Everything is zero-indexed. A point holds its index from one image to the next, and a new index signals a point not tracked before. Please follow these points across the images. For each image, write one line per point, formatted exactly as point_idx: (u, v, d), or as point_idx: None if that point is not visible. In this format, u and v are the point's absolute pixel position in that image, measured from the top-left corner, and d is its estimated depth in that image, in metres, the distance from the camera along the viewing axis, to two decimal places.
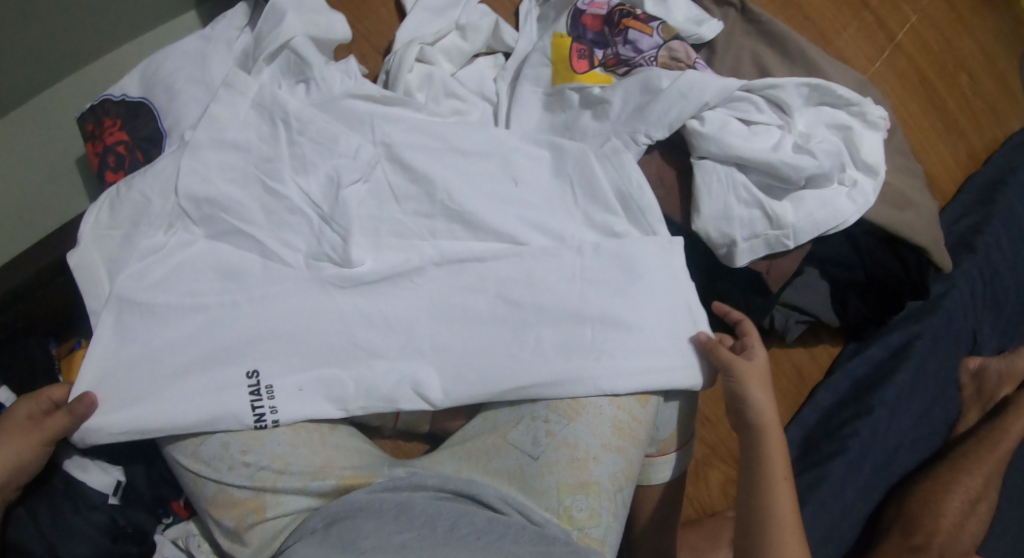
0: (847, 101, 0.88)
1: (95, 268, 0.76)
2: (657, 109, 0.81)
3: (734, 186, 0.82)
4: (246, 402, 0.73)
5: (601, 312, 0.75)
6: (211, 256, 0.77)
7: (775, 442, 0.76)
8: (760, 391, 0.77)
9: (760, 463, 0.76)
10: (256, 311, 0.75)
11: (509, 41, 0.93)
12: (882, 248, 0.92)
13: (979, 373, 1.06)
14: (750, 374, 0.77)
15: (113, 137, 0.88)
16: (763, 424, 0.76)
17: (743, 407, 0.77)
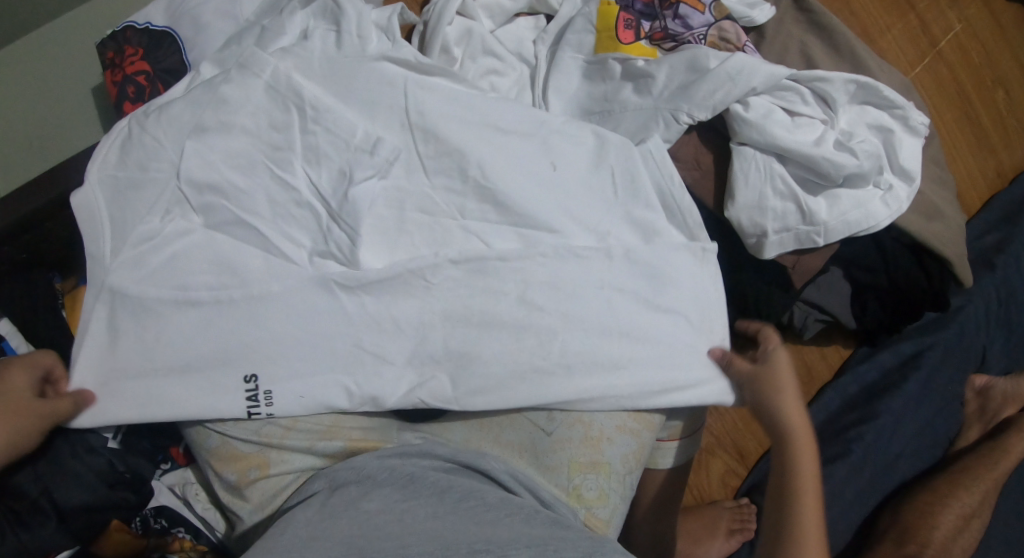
0: (892, 103, 0.86)
1: (100, 217, 0.72)
2: (702, 89, 0.78)
3: (771, 177, 0.80)
4: (241, 406, 0.69)
5: (627, 322, 0.71)
6: (209, 248, 0.72)
7: (802, 426, 0.72)
8: (793, 393, 0.73)
9: (790, 466, 0.71)
10: (253, 311, 0.70)
11: (554, 4, 0.88)
12: (907, 257, 0.91)
13: (985, 391, 1.06)
14: (769, 368, 0.74)
15: (134, 66, 0.83)
16: (795, 433, 0.72)
17: (774, 419, 0.72)
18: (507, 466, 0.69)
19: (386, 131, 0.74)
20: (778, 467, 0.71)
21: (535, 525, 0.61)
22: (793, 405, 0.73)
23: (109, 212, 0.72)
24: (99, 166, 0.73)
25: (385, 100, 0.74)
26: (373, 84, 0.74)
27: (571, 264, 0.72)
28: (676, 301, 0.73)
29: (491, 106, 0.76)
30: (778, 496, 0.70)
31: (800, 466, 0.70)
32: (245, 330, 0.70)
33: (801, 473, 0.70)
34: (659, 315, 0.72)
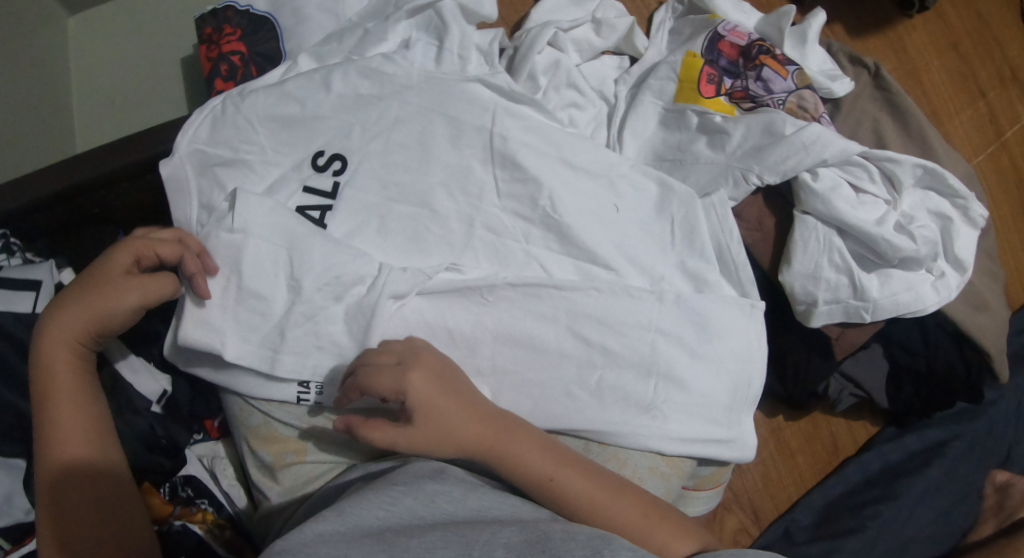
0: (955, 192, 0.88)
1: (187, 182, 0.76)
2: (775, 154, 0.80)
3: (829, 249, 0.81)
4: (292, 392, 0.71)
5: (667, 367, 0.72)
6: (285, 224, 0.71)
7: (526, 447, 0.66)
8: (444, 402, 0.64)
9: (549, 484, 0.65)
10: (317, 297, 0.71)
11: (639, 47, 0.91)
12: (949, 344, 0.92)
13: (1004, 488, 1.06)
14: (440, 408, 0.64)
15: (229, 46, 0.88)
16: (513, 451, 0.65)
17: (513, 476, 0.66)
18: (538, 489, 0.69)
19: (468, 149, 0.76)
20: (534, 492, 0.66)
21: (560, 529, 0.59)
22: (500, 441, 0.65)
23: (198, 177, 0.76)
24: (190, 140, 0.76)
25: (470, 121, 0.76)
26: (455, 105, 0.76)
27: (624, 308, 0.72)
28: (719, 354, 0.73)
29: (567, 139, 0.77)
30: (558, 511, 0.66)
31: (559, 483, 0.65)
32: (310, 310, 0.71)
33: (580, 493, 0.65)
34: (702, 366, 0.72)
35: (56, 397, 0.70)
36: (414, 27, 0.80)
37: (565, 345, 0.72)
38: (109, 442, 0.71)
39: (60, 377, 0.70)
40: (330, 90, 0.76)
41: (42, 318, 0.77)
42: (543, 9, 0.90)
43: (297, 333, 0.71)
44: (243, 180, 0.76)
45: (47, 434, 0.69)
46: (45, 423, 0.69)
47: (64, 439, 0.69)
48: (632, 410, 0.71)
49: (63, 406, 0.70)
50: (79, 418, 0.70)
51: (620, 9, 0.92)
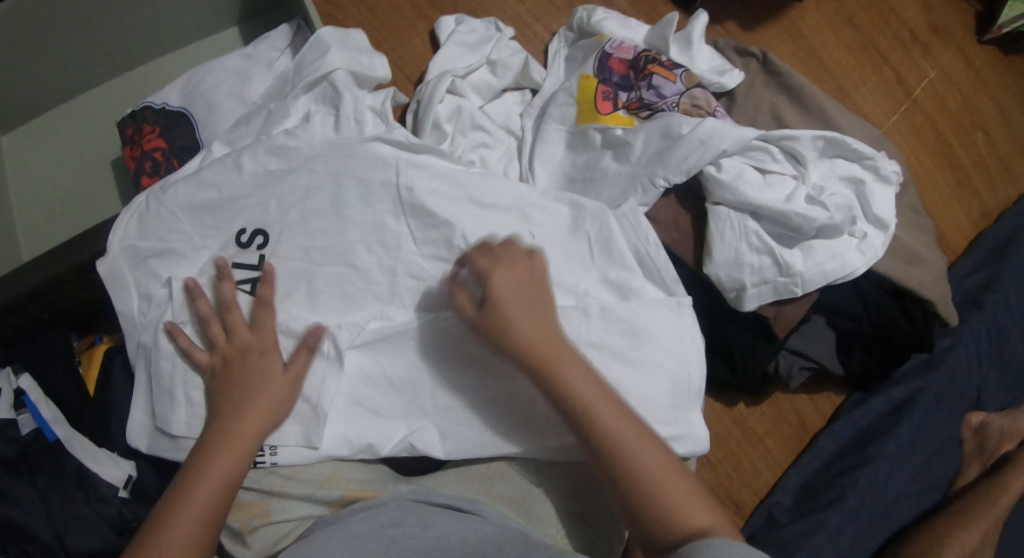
0: (862, 155, 0.90)
1: (124, 277, 0.78)
2: (677, 154, 0.83)
3: (745, 234, 0.84)
4: None
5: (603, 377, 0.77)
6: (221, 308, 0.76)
7: (587, 376, 0.69)
8: (539, 320, 0.71)
9: (592, 416, 0.68)
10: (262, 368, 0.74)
11: (537, 78, 0.95)
12: (888, 301, 0.94)
13: (981, 430, 1.07)
14: (519, 323, 0.70)
15: (151, 143, 0.91)
16: (566, 375, 0.69)
17: (546, 373, 0.69)
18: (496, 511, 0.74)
19: (380, 204, 0.80)
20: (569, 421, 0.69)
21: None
22: (562, 365, 0.69)
23: (134, 274, 0.79)
24: (121, 237, 0.78)
25: (377, 178, 0.80)
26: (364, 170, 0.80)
27: (553, 330, 0.77)
28: (654, 355, 0.77)
29: (476, 179, 0.82)
30: (591, 442, 0.68)
31: (598, 418, 0.68)
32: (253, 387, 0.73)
33: (617, 441, 0.67)
34: (639, 369, 0.77)
35: (238, 417, 0.71)
36: (312, 101, 0.84)
37: (503, 375, 0.77)
38: (212, 537, 0.67)
39: (240, 428, 0.71)
40: (243, 171, 0.80)
41: (5, 425, 0.78)
42: (440, 61, 0.93)
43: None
44: (178, 268, 0.79)
45: (211, 452, 0.69)
46: (213, 448, 0.70)
47: (208, 483, 0.68)
48: (577, 424, 0.76)
49: (242, 423, 0.71)
50: (213, 474, 0.69)
51: (514, 46, 0.96)
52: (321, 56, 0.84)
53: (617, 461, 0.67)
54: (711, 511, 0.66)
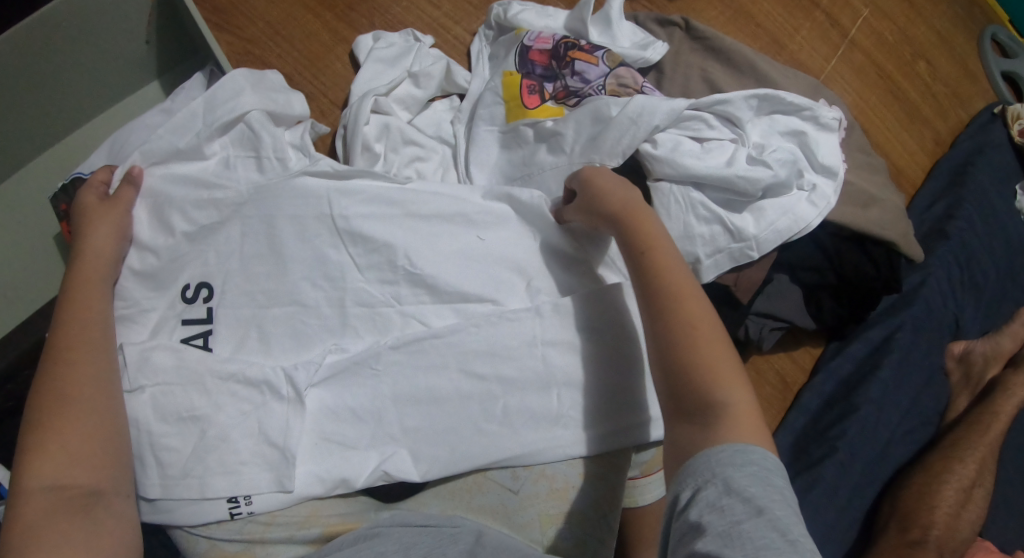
0: (798, 107, 0.90)
1: None
2: (610, 137, 0.82)
3: (692, 205, 0.83)
4: (222, 508, 0.72)
5: (566, 376, 0.77)
6: (173, 365, 0.73)
7: (683, 278, 0.71)
8: (662, 242, 0.73)
9: (680, 312, 0.69)
10: (222, 423, 0.72)
11: (463, 83, 0.95)
12: (850, 247, 0.93)
13: (965, 357, 1.07)
14: (650, 237, 0.73)
15: None
16: (668, 272, 0.71)
17: (649, 262, 0.71)
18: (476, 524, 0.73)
19: (317, 237, 0.78)
20: (655, 309, 0.70)
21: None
22: (669, 270, 0.71)
23: None
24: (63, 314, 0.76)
25: (310, 212, 0.79)
26: (299, 208, 0.79)
27: (508, 335, 0.77)
28: (613, 343, 0.78)
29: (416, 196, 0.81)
30: (666, 327, 0.68)
31: (689, 316, 0.68)
32: (220, 439, 0.72)
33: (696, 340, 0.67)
34: (598, 361, 0.78)
35: (76, 365, 0.70)
36: (230, 143, 0.82)
37: (465, 386, 0.76)
38: (103, 462, 0.68)
39: (81, 374, 0.69)
40: (177, 230, 0.78)
41: None
42: (361, 80, 0.92)
43: (223, 465, 0.72)
44: (128, 333, 0.75)
45: (60, 400, 0.68)
46: (60, 399, 0.68)
47: (65, 430, 0.67)
48: (544, 424, 0.76)
49: (78, 370, 0.70)
50: (70, 417, 0.68)
51: (434, 53, 0.95)
52: (233, 96, 0.82)
53: (688, 352, 0.67)
54: (754, 426, 0.64)
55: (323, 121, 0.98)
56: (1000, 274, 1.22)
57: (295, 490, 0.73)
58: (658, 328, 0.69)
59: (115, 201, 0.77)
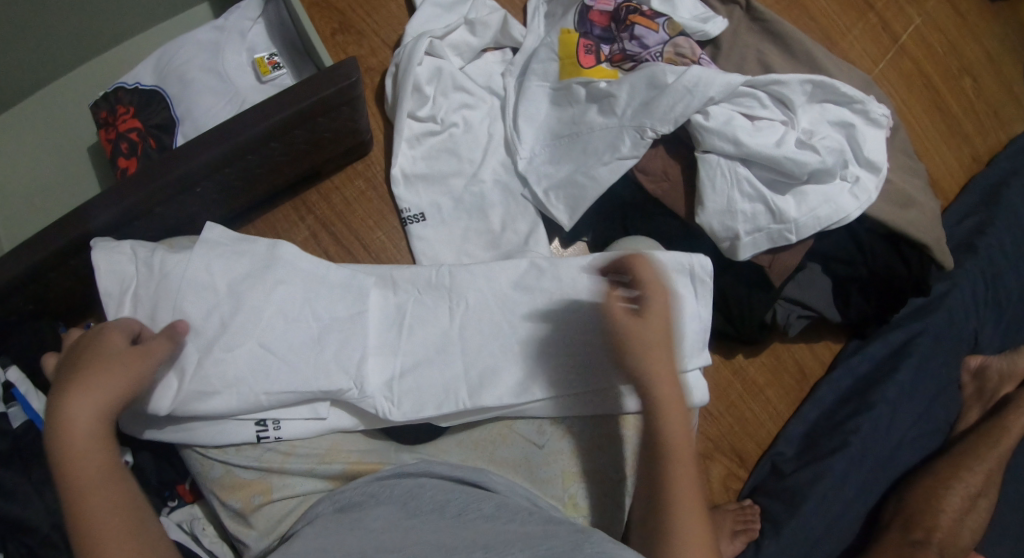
0: (850, 99, 0.89)
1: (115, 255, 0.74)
2: (663, 104, 0.81)
3: (737, 181, 0.82)
4: (251, 432, 0.74)
5: (601, 330, 0.76)
6: (222, 270, 0.75)
7: (672, 391, 0.68)
8: (646, 329, 0.68)
9: (671, 441, 0.68)
10: (261, 337, 0.74)
11: (518, 36, 0.92)
12: (884, 247, 0.93)
13: (980, 372, 1.07)
14: (629, 332, 0.68)
15: (125, 125, 0.90)
16: (652, 368, 0.68)
17: (626, 358, 0.68)
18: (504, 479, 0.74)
19: None
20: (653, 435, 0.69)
21: (529, 525, 0.66)
22: (661, 377, 0.68)
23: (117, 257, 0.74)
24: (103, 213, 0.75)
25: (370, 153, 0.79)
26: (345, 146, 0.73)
27: (546, 287, 0.78)
28: None
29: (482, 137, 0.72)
30: (651, 454, 0.68)
31: (666, 445, 0.68)
32: (256, 355, 0.73)
33: (672, 477, 0.67)
34: None
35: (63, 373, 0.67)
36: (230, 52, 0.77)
37: (495, 328, 0.77)
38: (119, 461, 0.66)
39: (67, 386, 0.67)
40: (218, 143, 0.76)
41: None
42: (416, 22, 0.91)
43: (249, 388, 0.72)
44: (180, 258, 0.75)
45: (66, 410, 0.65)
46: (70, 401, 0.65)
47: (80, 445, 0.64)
48: (573, 377, 0.76)
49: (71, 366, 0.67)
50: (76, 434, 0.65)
51: (492, 4, 0.94)
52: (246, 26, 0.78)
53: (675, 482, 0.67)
54: None
55: (373, 59, 0.97)
56: None
57: (329, 418, 0.76)
58: (647, 453, 0.69)
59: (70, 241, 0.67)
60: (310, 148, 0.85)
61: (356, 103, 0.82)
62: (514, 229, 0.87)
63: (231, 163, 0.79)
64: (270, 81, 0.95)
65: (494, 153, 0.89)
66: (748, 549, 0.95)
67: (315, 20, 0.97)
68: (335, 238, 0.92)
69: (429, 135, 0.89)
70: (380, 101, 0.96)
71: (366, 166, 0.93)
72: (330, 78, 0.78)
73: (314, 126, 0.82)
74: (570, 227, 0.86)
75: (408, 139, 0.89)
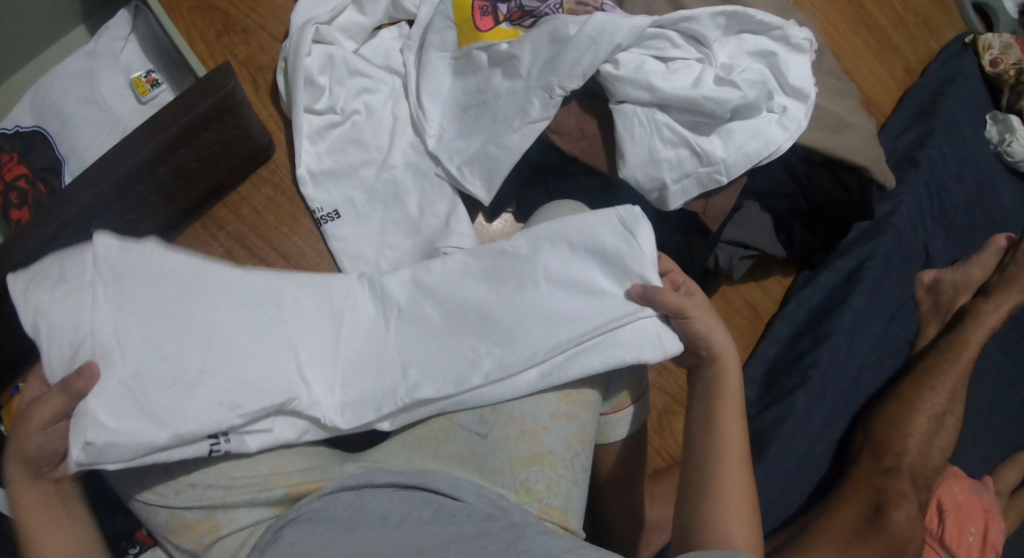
0: (770, 26, 0.82)
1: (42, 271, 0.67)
2: (568, 58, 0.76)
3: (656, 128, 0.78)
4: (202, 446, 0.68)
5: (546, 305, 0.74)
6: (159, 270, 0.69)
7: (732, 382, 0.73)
8: (717, 328, 0.74)
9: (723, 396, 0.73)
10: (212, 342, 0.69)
11: (410, 8, 0.87)
12: (823, 174, 0.89)
13: (935, 287, 1.05)
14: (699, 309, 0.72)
15: (11, 172, 0.85)
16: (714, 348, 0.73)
17: (699, 340, 0.73)
18: (450, 479, 0.70)
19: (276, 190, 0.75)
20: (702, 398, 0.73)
21: (470, 524, 0.64)
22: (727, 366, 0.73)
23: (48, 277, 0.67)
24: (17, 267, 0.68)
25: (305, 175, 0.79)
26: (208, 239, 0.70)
27: (475, 276, 0.76)
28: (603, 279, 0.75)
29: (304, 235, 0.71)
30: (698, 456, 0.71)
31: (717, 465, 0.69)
32: (209, 361, 0.68)
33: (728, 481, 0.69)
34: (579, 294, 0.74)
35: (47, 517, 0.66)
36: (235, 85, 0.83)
37: (442, 315, 0.75)
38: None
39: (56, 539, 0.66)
40: (105, 173, 0.72)
41: None
42: (301, 9, 0.85)
43: (202, 401, 0.67)
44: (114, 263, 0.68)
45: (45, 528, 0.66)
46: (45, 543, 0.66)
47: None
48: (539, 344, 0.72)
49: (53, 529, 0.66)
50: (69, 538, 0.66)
51: None
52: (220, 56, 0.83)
53: (720, 479, 0.69)
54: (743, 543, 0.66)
55: (264, 56, 0.91)
56: (973, 203, 1.19)
57: (275, 431, 0.71)
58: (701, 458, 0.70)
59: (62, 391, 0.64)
60: (206, 163, 0.80)
61: (240, 108, 0.78)
62: (432, 211, 0.83)
63: (120, 197, 0.75)
64: (150, 101, 0.89)
65: (402, 135, 0.85)
66: None
67: (196, 25, 0.91)
68: (249, 251, 0.87)
69: (330, 128, 0.84)
70: (276, 99, 0.90)
71: (272, 170, 0.89)
72: (204, 87, 0.74)
73: (200, 142, 0.77)
74: (490, 200, 0.83)
75: (309, 135, 0.83)
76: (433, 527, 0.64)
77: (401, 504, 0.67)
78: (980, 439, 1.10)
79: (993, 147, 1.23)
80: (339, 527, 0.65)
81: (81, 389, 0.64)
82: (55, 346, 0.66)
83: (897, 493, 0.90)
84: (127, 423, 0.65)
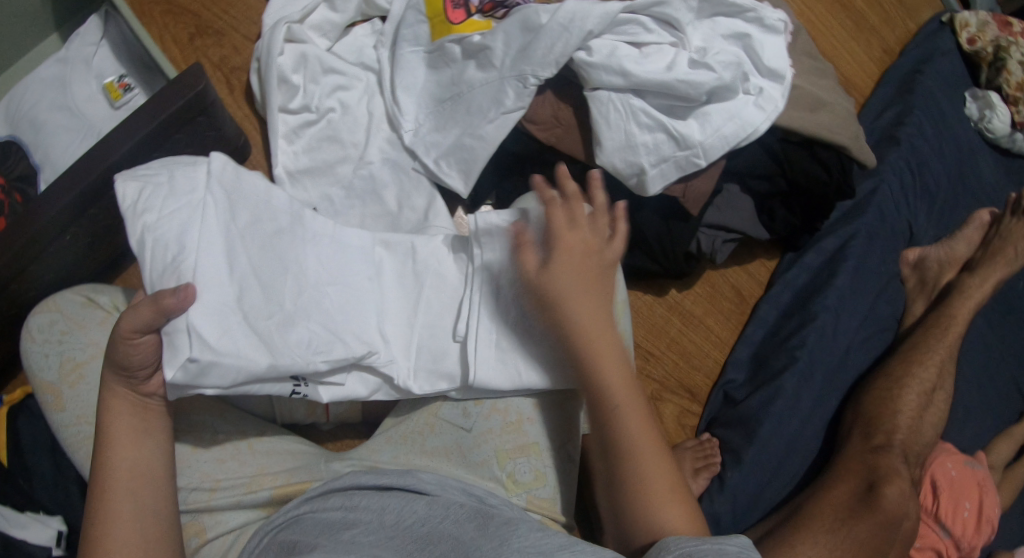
0: (742, 8, 0.82)
1: (153, 183, 0.67)
2: (540, 47, 0.76)
3: (632, 113, 0.78)
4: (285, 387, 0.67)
5: None
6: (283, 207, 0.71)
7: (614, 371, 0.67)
8: None
9: (601, 382, 0.67)
10: (312, 295, 0.70)
11: (384, 5, 0.86)
12: (802, 153, 0.88)
13: (920, 264, 1.05)
14: None
15: None
16: (585, 336, 0.67)
17: None
18: (435, 475, 0.70)
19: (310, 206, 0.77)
20: None
21: (466, 523, 0.63)
22: (598, 349, 0.67)
23: (164, 185, 0.67)
24: (126, 185, 0.67)
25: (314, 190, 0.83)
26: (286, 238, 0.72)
27: None
28: None
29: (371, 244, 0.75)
30: (608, 457, 0.67)
31: (633, 447, 0.66)
32: (307, 307, 0.69)
33: (643, 473, 0.65)
34: None
35: (126, 445, 0.64)
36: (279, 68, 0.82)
37: None
38: (142, 495, 0.63)
39: (132, 466, 0.64)
40: (77, 179, 0.72)
41: None
42: (273, 9, 0.85)
43: (300, 345, 0.67)
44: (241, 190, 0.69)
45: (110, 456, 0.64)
46: (106, 482, 0.63)
47: (132, 498, 0.63)
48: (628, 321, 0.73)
49: (134, 453, 0.64)
50: (141, 475, 0.64)
51: None
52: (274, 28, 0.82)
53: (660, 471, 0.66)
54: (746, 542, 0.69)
55: (238, 57, 0.91)
56: (955, 179, 1.19)
57: (347, 385, 0.71)
58: None
59: (158, 304, 0.61)
60: None
61: (213, 109, 0.77)
62: (411, 206, 0.83)
63: (95, 201, 0.74)
64: (124, 106, 0.89)
65: (378, 130, 0.84)
66: (713, 484, 0.92)
67: (170, 29, 0.90)
68: None
69: (306, 126, 0.83)
70: (251, 99, 0.90)
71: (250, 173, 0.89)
72: (175, 90, 0.73)
73: (173, 145, 0.77)
74: (468, 193, 0.83)
75: (284, 134, 0.83)
76: (429, 525, 0.63)
77: (389, 508, 0.65)
78: (972, 415, 1.10)
79: (974, 124, 1.23)
80: (336, 524, 0.64)
81: (173, 307, 0.61)
82: (157, 257, 0.65)
83: (888, 469, 0.90)
84: (228, 343, 0.63)
